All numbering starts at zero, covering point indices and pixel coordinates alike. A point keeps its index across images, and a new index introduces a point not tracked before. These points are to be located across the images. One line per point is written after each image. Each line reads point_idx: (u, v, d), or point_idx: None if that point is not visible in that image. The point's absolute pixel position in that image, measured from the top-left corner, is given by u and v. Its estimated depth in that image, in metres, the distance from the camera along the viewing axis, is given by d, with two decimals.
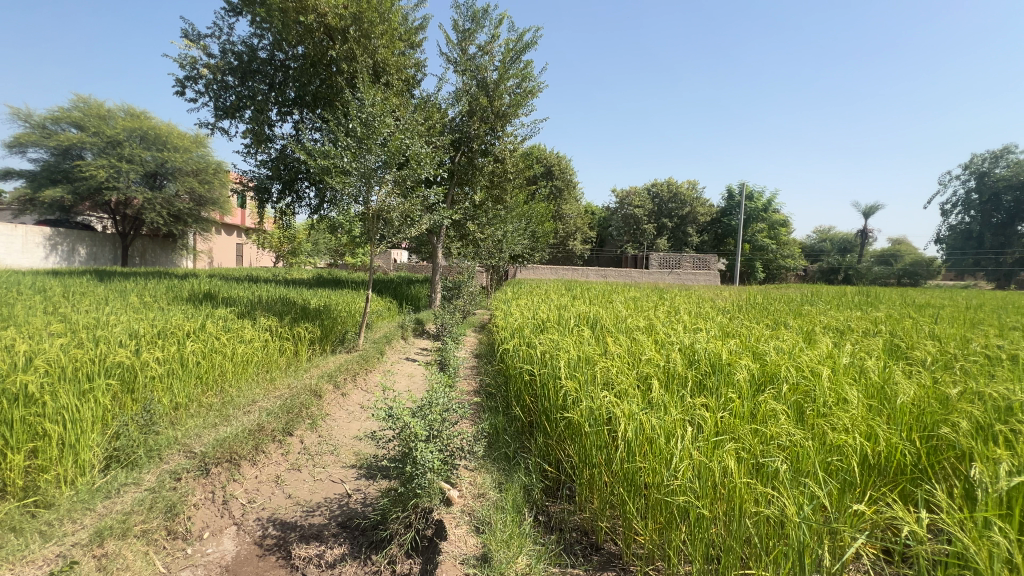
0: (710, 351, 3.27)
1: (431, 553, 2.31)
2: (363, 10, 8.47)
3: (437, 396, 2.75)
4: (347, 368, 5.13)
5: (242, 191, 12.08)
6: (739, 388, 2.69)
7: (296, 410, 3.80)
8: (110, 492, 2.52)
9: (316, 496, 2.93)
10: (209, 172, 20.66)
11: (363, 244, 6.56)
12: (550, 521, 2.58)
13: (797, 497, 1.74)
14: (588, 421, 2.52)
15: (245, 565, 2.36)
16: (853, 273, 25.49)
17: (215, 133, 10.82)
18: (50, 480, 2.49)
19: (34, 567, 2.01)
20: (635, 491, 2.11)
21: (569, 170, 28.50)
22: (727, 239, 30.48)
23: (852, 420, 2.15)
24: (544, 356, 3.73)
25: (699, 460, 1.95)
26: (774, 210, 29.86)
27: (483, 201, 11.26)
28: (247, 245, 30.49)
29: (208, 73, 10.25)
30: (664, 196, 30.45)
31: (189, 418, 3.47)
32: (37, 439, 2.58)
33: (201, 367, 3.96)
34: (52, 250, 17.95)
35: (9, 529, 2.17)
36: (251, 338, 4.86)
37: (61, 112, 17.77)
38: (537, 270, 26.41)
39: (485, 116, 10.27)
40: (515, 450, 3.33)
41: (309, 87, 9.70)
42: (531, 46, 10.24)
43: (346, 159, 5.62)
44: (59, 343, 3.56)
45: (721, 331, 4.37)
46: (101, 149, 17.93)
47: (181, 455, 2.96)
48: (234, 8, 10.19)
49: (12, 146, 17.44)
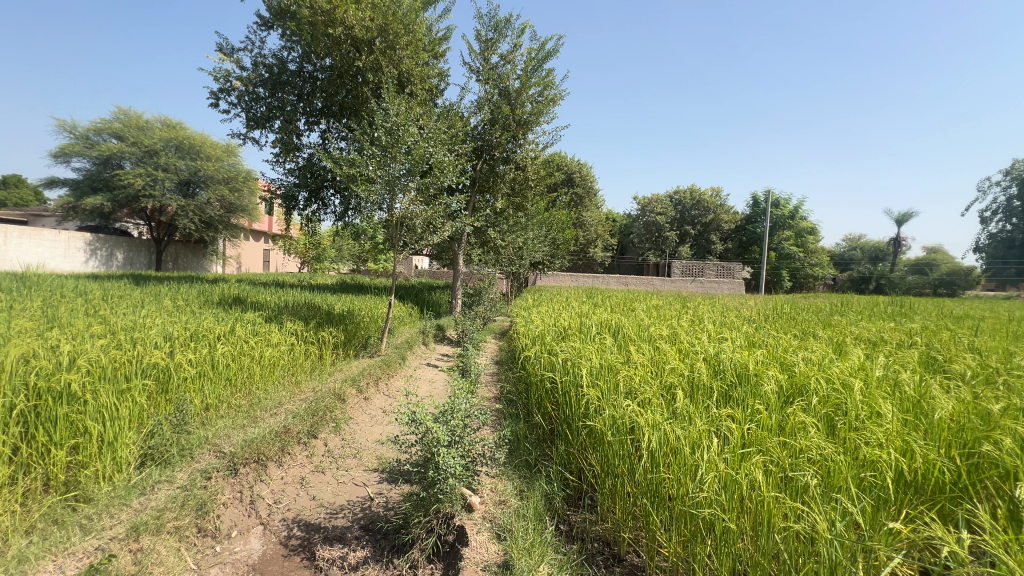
0: (736, 362, 3.21)
1: (452, 559, 2.33)
2: (388, 22, 8.61)
3: (458, 402, 2.77)
4: (369, 373, 5.20)
5: (270, 199, 12.42)
6: (767, 401, 2.64)
7: (320, 413, 3.88)
8: (145, 489, 2.61)
9: (338, 498, 2.98)
10: (239, 180, 21.37)
11: (385, 250, 6.68)
12: (571, 531, 2.56)
13: (828, 513, 1.69)
14: (610, 430, 2.49)
15: (271, 565, 2.41)
16: (885, 282, 24.57)
17: (245, 142, 11.21)
18: (91, 475, 2.60)
19: (75, 559, 2.09)
20: (659, 502, 2.09)
21: (589, 177, 28.35)
22: (752, 247, 29.84)
23: (886, 435, 2.08)
24: (566, 364, 3.70)
25: (726, 472, 1.91)
26: (801, 217, 29.30)
27: (504, 209, 11.37)
28: (274, 250, 31.39)
29: (241, 85, 10.64)
30: (687, 204, 30.61)
31: (220, 418, 3.58)
32: (78, 436, 2.69)
33: (230, 369, 4.08)
34: (92, 255, 18.68)
35: (52, 521, 2.28)
36: (278, 341, 5.00)
37: (103, 124, 18.71)
38: (555, 277, 26.41)
39: (507, 123, 10.32)
40: (536, 458, 3.33)
41: (336, 97, 10.13)
42: (553, 54, 10.31)
43: (371, 167, 5.76)
44: (99, 345, 3.69)
45: (746, 341, 4.28)
46: (138, 159, 18.77)
47: (211, 455, 3.05)
48: (266, 22, 10.57)
49: (58, 156, 18.39)
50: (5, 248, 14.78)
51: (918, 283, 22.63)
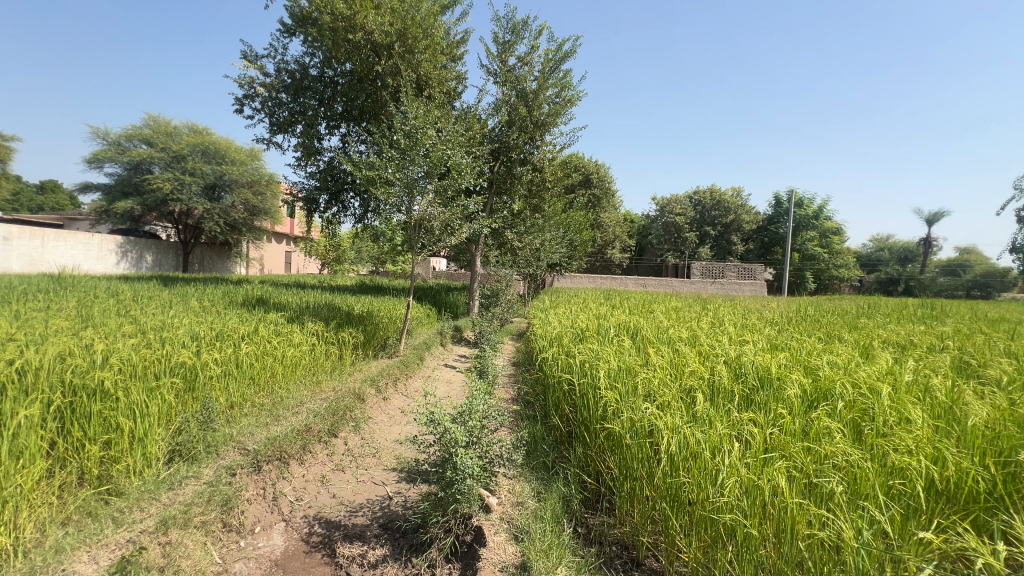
0: (758, 365, 3.15)
1: (470, 560, 2.34)
2: (406, 26, 8.72)
3: (476, 403, 2.78)
4: (388, 373, 5.26)
5: (291, 202, 12.67)
6: (790, 405, 2.58)
7: (341, 413, 3.94)
8: (173, 484, 2.70)
9: (358, 497, 3.02)
10: (263, 183, 21.87)
11: (404, 252, 6.75)
12: (589, 534, 2.55)
13: (855, 521, 1.65)
14: (629, 433, 2.47)
15: (293, 561, 2.46)
16: (915, 284, 23.76)
17: (269, 147, 11.48)
18: (122, 469, 2.69)
19: (108, 550, 2.16)
20: (678, 506, 2.06)
21: (607, 178, 28.17)
22: (775, 248, 29.26)
23: (916, 442, 2.02)
24: (584, 366, 3.68)
25: (747, 477, 1.88)
26: (825, 217, 28.62)
27: (522, 210, 11.38)
28: (295, 252, 32.03)
29: (264, 91, 10.91)
30: (708, 204, 30.17)
31: (244, 416, 3.67)
32: (110, 432, 2.78)
33: (254, 368, 4.18)
34: (123, 257, 19.32)
35: (86, 514, 2.37)
36: (300, 341, 5.10)
37: (134, 130, 19.39)
38: (573, 279, 26.32)
39: (524, 125, 10.35)
40: (553, 460, 3.33)
41: (356, 101, 10.29)
42: (571, 55, 10.29)
43: (390, 170, 5.84)
44: (131, 344, 3.83)
45: (769, 344, 4.20)
46: (167, 164, 19.38)
47: (236, 451, 3.13)
48: (289, 29, 10.82)
49: (91, 161, 19.12)
50: (43, 251, 16.24)
51: (950, 284, 21.81)
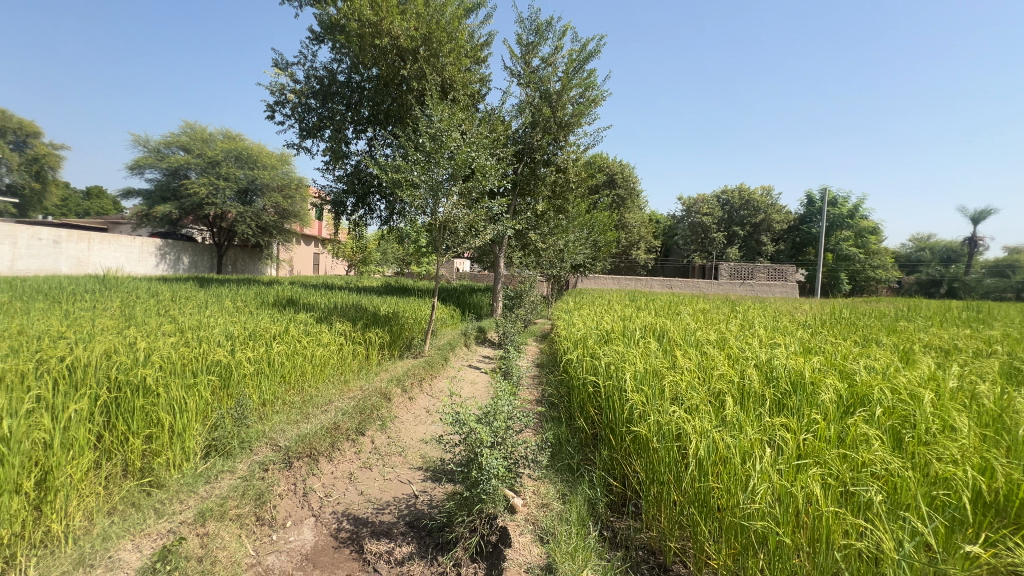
0: (790, 369, 3.06)
1: (495, 559, 2.35)
2: (431, 30, 8.84)
3: (501, 404, 2.79)
4: (413, 373, 5.32)
5: (320, 205, 12.98)
6: (825, 410, 2.50)
7: (368, 412, 4.01)
8: (210, 477, 2.80)
9: (385, 494, 3.07)
10: (293, 187, 22.49)
11: (429, 253, 6.82)
12: (615, 537, 2.53)
13: (896, 533, 1.58)
14: (656, 437, 2.44)
15: (322, 555, 2.52)
16: (959, 285, 22.59)
17: (298, 152, 11.79)
18: (163, 462, 2.81)
19: (150, 539, 2.26)
20: (707, 513, 2.02)
21: (631, 178, 27.86)
22: (807, 248, 28.38)
23: (962, 451, 1.92)
24: (609, 368, 3.64)
25: (780, 484, 1.83)
26: (861, 215, 27.58)
27: (545, 211, 11.37)
28: (324, 254, 32.81)
29: (294, 98, 11.21)
30: (736, 203, 29.49)
31: (275, 413, 3.78)
32: (151, 427, 2.89)
33: (285, 367, 4.30)
34: (162, 259, 20.14)
35: (130, 504, 2.49)
36: (328, 341, 5.22)
37: (172, 137, 20.23)
38: (597, 280, 26.14)
39: (548, 126, 10.34)
40: (578, 462, 3.31)
41: (382, 105, 10.45)
42: (595, 55, 10.24)
43: (415, 173, 5.92)
44: (170, 342, 3.98)
45: (802, 347, 4.07)
46: (202, 169, 20.14)
47: (268, 448, 3.23)
48: (317, 36, 11.09)
49: (133, 168, 20.02)
50: (89, 253, 17.05)
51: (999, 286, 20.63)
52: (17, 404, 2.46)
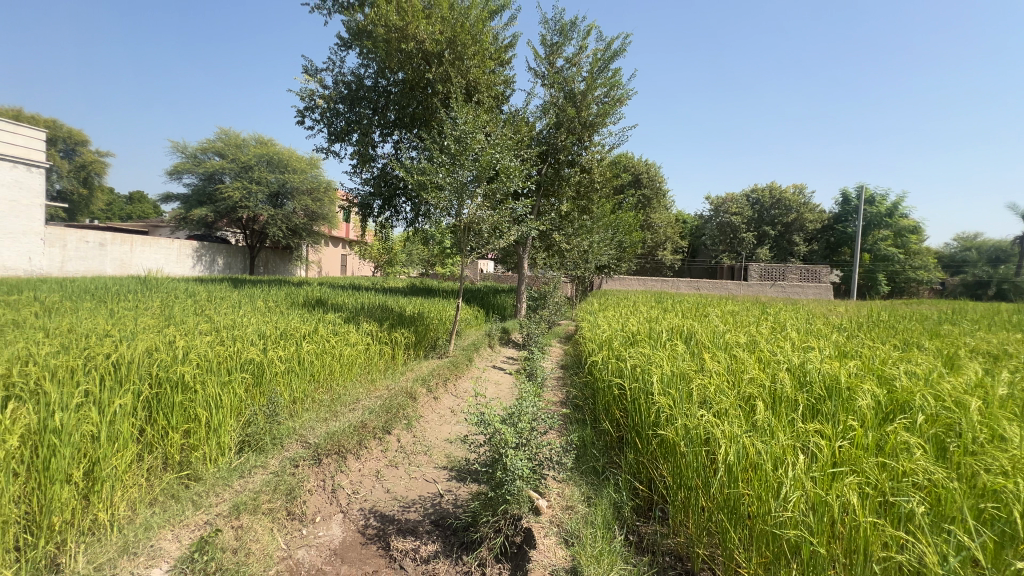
0: (825, 373, 2.96)
1: (520, 561, 2.35)
2: (456, 33, 8.92)
3: (526, 405, 2.79)
4: (438, 373, 5.38)
5: (347, 208, 13.25)
6: (862, 417, 2.40)
7: (394, 410, 4.08)
8: (244, 472, 2.90)
9: (411, 493, 3.11)
10: (321, 190, 23.06)
11: (454, 255, 6.89)
12: (641, 542, 2.50)
13: (939, 547, 1.50)
14: (684, 442, 2.39)
15: (350, 550, 2.57)
16: (1009, 287, 21.34)
17: (327, 156, 12.08)
18: (200, 456, 2.93)
19: (188, 530, 2.36)
20: (737, 519, 1.97)
21: (657, 177, 27.46)
22: (842, 248, 27.37)
23: (1013, 463, 1.81)
24: (635, 370, 3.60)
25: (814, 492, 1.77)
26: (900, 214, 26.43)
27: (569, 211, 11.32)
28: (351, 255, 33.51)
29: (323, 103, 11.49)
30: (766, 203, 28.71)
31: (305, 411, 3.88)
32: (189, 422, 3.01)
33: (314, 367, 4.40)
34: (198, 260, 20.93)
35: (170, 495, 2.60)
36: (356, 341, 5.32)
37: (208, 143, 21.03)
38: (622, 281, 25.87)
39: (573, 126, 10.30)
40: (603, 465, 3.28)
41: (408, 109, 10.60)
42: (620, 54, 10.15)
43: (440, 175, 5.98)
44: (206, 341, 4.13)
45: (837, 351, 3.92)
46: (236, 173, 20.86)
47: (299, 444, 3.32)
48: (345, 43, 11.33)
49: (172, 173, 20.88)
50: (131, 255, 17.87)
51: None
52: (68, 399, 2.58)
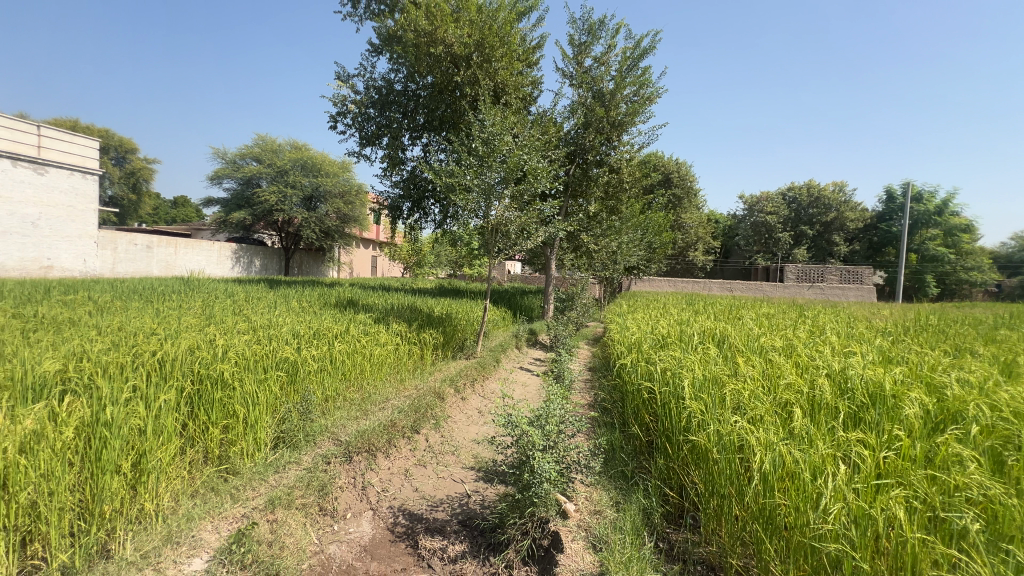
0: (868, 379, 2.82)
1: (548, 564, 2.34)
2: (484, 36, 8.97)
3: (553, 407, 2.78)
4: (466, 374, 5.43)
5: (378, 210, 13.53)
6: (909, 426, 2.28)
7: (422, 410, 4.13)
8: (279, 468, 2.99)
9: (439, 492, 3.14)
10: (353, 193, 23.63)
11: (481, 256, 6.93)
12: (672, 550, 2.45)
13: (996, 567, 1.41)
14: (716, 448, 2.33)
15: (380, 547, 2.61)
16: None
17: (359, 159, 12.36)
18: (238, 451, 3.05)
19: (227, 522, 2.46)
20: (773, 530, 1.90)
21: (688, 176, 26.89)
22: (886, 248, 26.10)
23: None
24: (665, 374, 3.52)
25: (856, 505, 1.69)
26: (951, 212, 24.98)
27: (597, 212, 11.22)
28: (381, 257, 34.18)
29: (355, 108, 11.77)
30: (804, 201, 27.69)
31: (337, 409, 3.98)
32: (228, 418, 3.12)
33: (346, 366, 4.50)
34: (237, 262, 21.77)
35: (210, 488, 2.71)
36: (386, 341, 5.42)
37: (246, 149, 21.87)
38: (652, 282, 25.44)
39: (601, 126, 10.20)
40: (632, 470, 3.23)
41: (437, 112, 10.73)
42: (649, 51, 9.99)
43: (468, 177, 6.02)
44: (244, 339, 4.28)
45: (881, 357, 3.74)
46: (273, 178, 21.60)
47: (330, 442, 3.40)
48: (376, 48, 11.57)
49: (213, 178, 21.80)
50: (175, 257, 18.72)
51: None
52: (117, 394, 2.71)
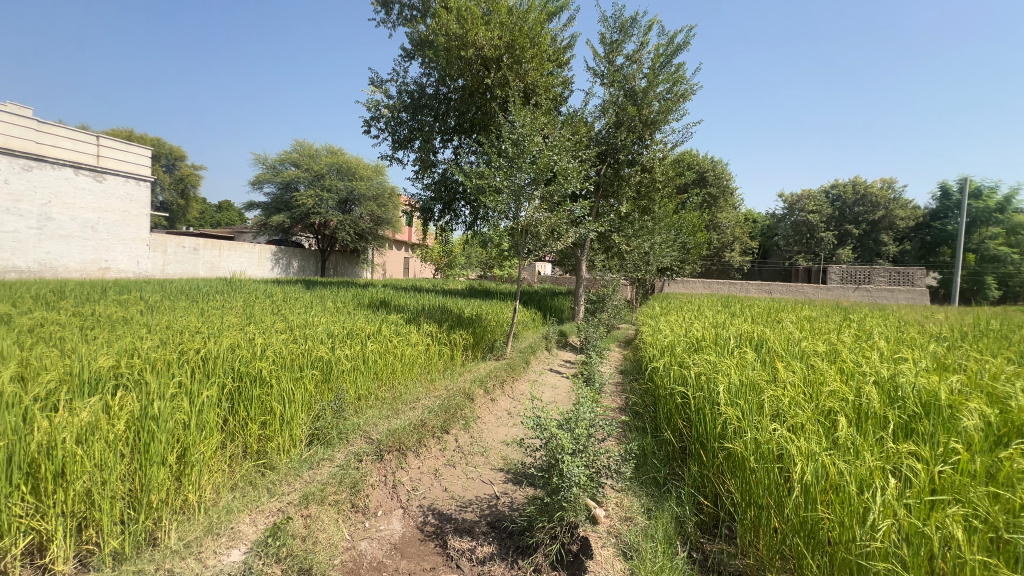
0: (920, 387, 2.65)
1: (576, 570, 2.31)
2: (515, 38, 8.98)
3: (583, 411, 2.74)
4: (495, 375, 5.44)
5: (410, 212, 13.76)
6: (968, 439, 2.12)
7: (452, 411, 4.16)
8: (313, 464, 3.08)
9: (467, 493, 3.15)
10: (386, 196, 24.13)
11: (511, 257, 6.94)
12: (706, 561, 2.36)
13: None
14: (754, 457, 2.24)
15: (409, 546, 2.64)
16: None
17: (392, 163, 12.61)
18: (275, 446, 3.15)
19: (263, 515, 2.54)
20: (815, 545, 1.81)
21: (724, 175, 26.12)
22: (940, 248, 24.58)
23: None
24: (699, 378, 3.42)
25: (908, 522, 1.58)
26: (1014, 209, 23.29)
27: (629, 212, 11.04)
28: (413, 258, 34.76)
29: (388, 112, 12.01)
30: (849, 199, 26.43)
31: (369, 408, 4.06)
32: (266, 414, 3.22)
33: (378, 365, 4.59)
34: (276, 263, 22.58)
35: (248, 482, 2.81)
36: (416, 341, 5.49)
37: (286, 155, 22.68)
38: (685, 283, 24.86)
39: (633, 125, 10.04)
40: (665, 476, 3.15)
41: (467, 114, 10.82)
42: (683, 48, 9.77)
43: (498, 178, 6.04)
44: (281, 339, 4.43)
45: (935, 364, 3.51)
46: (310, 182, 22.32)
47: (362, 440, 3.47)
48: (409, 54, 11.77)
49: (255, 183, 22.72)
50: (219, 258, 19.56)
51: None
52: (164, 389, 2.82)
